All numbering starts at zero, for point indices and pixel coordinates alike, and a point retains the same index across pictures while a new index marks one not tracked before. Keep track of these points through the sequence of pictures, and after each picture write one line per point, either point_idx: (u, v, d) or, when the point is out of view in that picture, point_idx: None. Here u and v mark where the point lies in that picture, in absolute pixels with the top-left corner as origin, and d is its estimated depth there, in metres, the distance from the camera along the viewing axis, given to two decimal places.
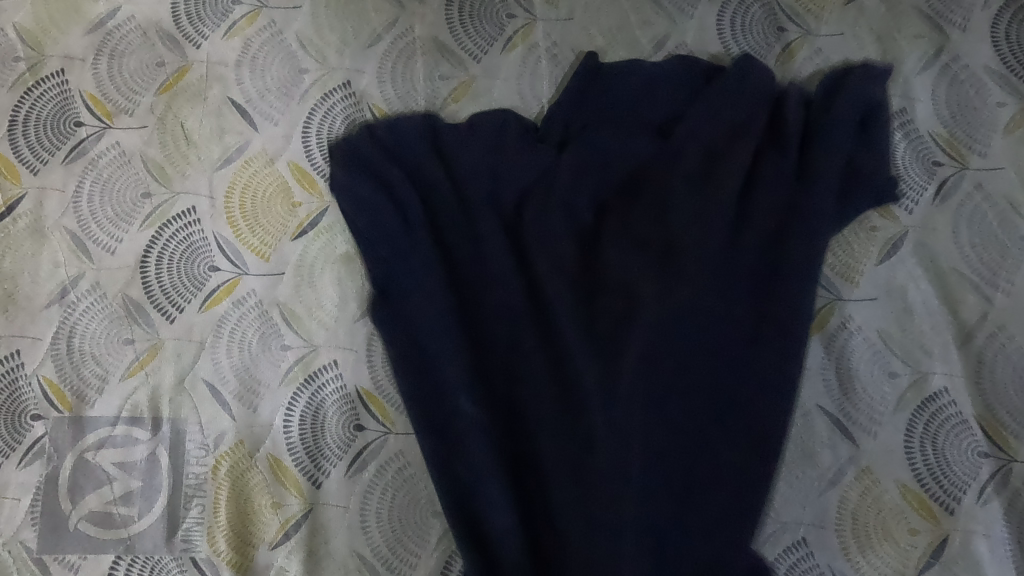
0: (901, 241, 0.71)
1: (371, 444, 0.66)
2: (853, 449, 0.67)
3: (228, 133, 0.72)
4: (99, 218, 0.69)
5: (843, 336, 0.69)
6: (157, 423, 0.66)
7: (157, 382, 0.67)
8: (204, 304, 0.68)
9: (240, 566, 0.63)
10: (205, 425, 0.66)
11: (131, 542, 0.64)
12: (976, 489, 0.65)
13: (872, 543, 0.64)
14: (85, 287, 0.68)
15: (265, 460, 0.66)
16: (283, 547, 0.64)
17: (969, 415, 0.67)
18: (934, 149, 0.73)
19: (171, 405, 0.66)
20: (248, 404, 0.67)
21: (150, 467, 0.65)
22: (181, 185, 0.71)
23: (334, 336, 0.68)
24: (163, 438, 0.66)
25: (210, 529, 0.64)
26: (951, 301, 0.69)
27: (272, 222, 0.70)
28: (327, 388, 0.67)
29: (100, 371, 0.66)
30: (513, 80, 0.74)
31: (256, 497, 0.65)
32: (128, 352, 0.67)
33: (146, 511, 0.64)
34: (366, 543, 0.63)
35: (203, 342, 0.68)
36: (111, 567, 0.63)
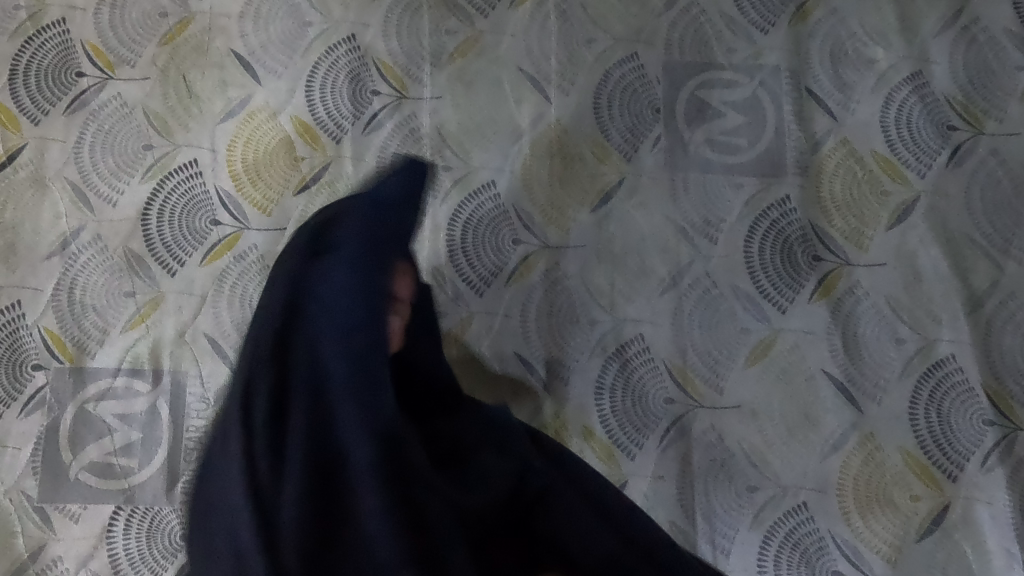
0: (911, 206, 0.70)
1: None
2: (856, 415, 0.66)
3: (231, 85, 0.71)
4: (101, 169, 0.69)
5: (851, 301, 0.68)
6: (157, 375, 0.66)
7: (158, 335, 0.66)
8: (205, 258, 0.68)
9: None
10: (206, 379, 0.66)
11: (132, 493, 0.64)
12: (980, 457, 0.64)
13: (873, 512, 0.64)
14: (86, 239, 0.68)
15: None
16: None
17: (976, 382, 0.66)
18: (950, 113, 0.71)
19: (172, 357, 0.66)
20: None
21: (150, 419, 0.65)
22: (183, 138, 0.70)
23: None
24: (162, 391, 0.66)
25: None
26: (961, 268, 0.68)
27: (275, 176, 0.69)
28: None
29: (101, 323, 0.66)
30: (522, 36, 0.72)
31: None
32: (130, 304, 0.67)
33: (146, 462, 0.64)
34: None
35: (205, 296, 0.67)
36: (113, 516, 0.63)
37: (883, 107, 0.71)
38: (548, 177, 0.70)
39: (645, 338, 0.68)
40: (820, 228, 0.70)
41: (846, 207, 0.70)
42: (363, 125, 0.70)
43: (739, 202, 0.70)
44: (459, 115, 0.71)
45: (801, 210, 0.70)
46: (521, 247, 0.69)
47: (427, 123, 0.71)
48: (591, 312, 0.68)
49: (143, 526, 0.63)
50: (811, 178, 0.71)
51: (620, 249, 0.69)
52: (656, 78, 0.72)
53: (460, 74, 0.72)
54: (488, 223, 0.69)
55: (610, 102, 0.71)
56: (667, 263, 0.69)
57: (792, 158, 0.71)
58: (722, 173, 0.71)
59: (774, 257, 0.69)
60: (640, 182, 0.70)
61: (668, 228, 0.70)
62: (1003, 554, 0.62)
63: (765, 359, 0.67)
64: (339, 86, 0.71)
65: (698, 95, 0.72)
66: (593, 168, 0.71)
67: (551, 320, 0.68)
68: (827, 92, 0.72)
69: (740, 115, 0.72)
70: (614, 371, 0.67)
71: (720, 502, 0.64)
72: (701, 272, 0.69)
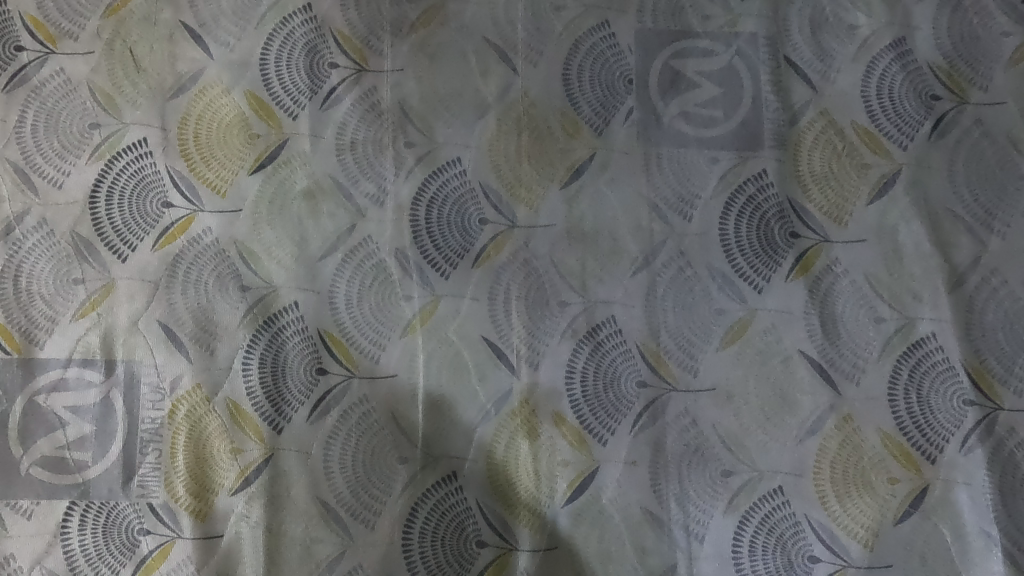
0: (893, 179, 0.67)
1: (337, 386, 0.64)
2: (834, 396, 0.64)
3: (181, 59, 0.67)
4: (45, 149, 0.65)
5: (830, 279, 0.66)
6: (109, 366, 0.63)
7: (109, 322, 0.64)
8: (157, 242, 0.65)
9: (200, 514, 0.62)
10: (161, 368, 0.64)
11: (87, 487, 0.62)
12: (960, 438, 0.63)
13: (849, 495, 0.62)
14: (31, 224, 0.64)
15: (224, 404, 0.63)
16: (243, 493, 0.62)
17: (956, 361, 0.64)
18: (933, 81, 0.68)
19: (124, 346, 0.63)
20: (206, 347, 0.64)
21: (103, 411, 0.63)
22: (131, 116, 0.66)
23: (294, 276, 0.65)
24: (114, 382, 0.63)
25: (167, 475, 0.62)
26: (944, 243, 0.66)
27: (229, 154, 0.66)
28: (287, 330, 0.64)
29: (50, 313, 0.63)
30: (488, 3, 0.69)
31: (214, 441, 0.63)
32: (78, 292, 0.64)
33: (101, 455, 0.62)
34: (330, 491, 0.62)
35: (158, 282, 0.64)
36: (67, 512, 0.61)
37: (865, 76, 0.68)
38: (516, 153, 0.67)
39: (617, 321, 0.65)
40: (799, 203, 0.67)
41: (826, 181, 0.67)
42: (321, 100, 0.67)
43: (714, 177, 0.67)
44: (423, 89, 0.68)
45: (778, 185, 0.67)
46: (488, 227, 0.66)
47: (388, 97, 0.68)
48: (562, 294, 0.66)
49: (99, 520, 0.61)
50: (790, 151, 0.68)
51: (590, 228, 0.67)
52: (628, 47, 0.69)
53: (422, 45, 0.68)
54: (453, 203, 0.67)
55: (580, 74, 0.68)
56: (639, 242, 0.67)
57: (770, 131, 0.68)
58: (697, 146, 0.68)
59: (750, 235, 0.66)
60: (611, 157, 0.68)
61: (640, 205, 0.67)
62: (982, 536, 0.61)
63: (740, 340, 0.65)
64: (294, 59, 0.67)
65: (672, 66, 0.69)
66: (563, 143, 0.68)
67: (518, 301, 0.66)
68: (806, 60, 0.69)
69: (716, 86, 0.69)
70: (586, 355, 0.65)
71: (694, 488, 0.63)
72: (675, 250, 0.66)
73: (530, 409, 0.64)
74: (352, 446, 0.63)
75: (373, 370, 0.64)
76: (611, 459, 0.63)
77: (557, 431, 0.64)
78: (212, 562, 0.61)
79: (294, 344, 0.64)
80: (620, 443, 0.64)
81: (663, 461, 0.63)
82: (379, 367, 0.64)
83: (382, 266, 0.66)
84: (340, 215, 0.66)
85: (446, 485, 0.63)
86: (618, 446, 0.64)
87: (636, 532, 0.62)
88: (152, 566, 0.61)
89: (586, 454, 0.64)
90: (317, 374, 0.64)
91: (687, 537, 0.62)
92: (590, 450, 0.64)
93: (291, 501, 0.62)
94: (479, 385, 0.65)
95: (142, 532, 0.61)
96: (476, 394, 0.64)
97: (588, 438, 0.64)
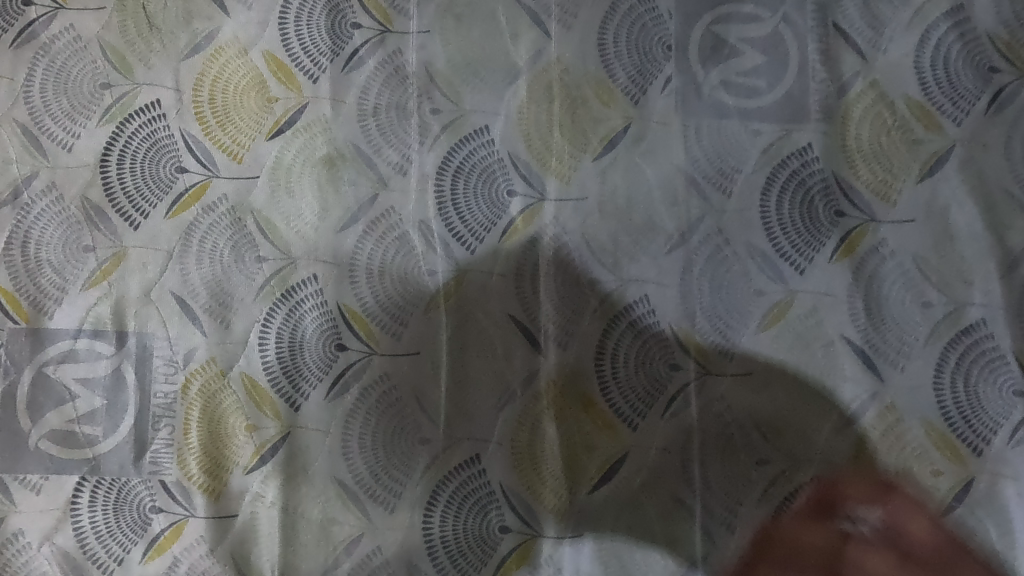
0: (945, 156, 0.63)
1: (356, 363, 0.61)
2: (876, 383, 0.61)
3: (197, 16, 0.63)
4: (53, 110, 0.62)
5: (876, 260, 0.62)
6: (121, 337, 0.61)
7: (120, 292, 0.61)
8: (171, 209, 0.62)
9: (213, 492, 0.60)
10: (174, 341, 0.61)
11: (96, 462, 0.60)
12: (1009, 430, 0.59)
13: (891, 489, 0.59)
14: (39, 188, 0.61)
15: (239, 380, 0.61)
16: (259, 472, 0.60)
17: (1008, 350, 0.60)
18: (992, 54, 0.63)
19: (136, 317, 0.61)
20: (221, 320, 0.61)
21: (113, 385, 0.60)
22: (143, 76, 0.63)
23: (313, 248, 0.62)
24: (125, 354, 0.61)
25: (179, 452, 0.60)
26: (1000, 225, 0.62)
27: (246, 119, 0.63)
28: (305, 305, 0.61)
29: (59, 281, 0.61)
30: None
31: (230, 418, 0.61)
32: (88, 261, 0.61)
33: (109, 430, 0.60)
34: (349, 471, 0.60)
35: (171, 252, 0.62)
36: (77, 488, 0.59)
37: (919, 45, 0.64)
38: (547, 121, 0.64)
39: (650, 300, 0.62)
40: (847, 178, 0.63)
41: (875, 156, 0.64)
42: (343, 63, 0.64)
43: (756, 151, 0.64)
44: (451, 52, 0.64)
45: (824, 159, 0.64)
46: (517, 199, 0.63)
47: (414, 61, 0.64)
48: (593, 271, 0.63)
49: (110, 497, 0.59)
50: (837, 124, 0.64)
51: (624, 202, 0.63)
52: (668, 11, 0.65)
53: (450, 5, 0.64)
54: (481, 174, 0.63)
55: (617, 38, 0.64)
56: (676, 218, 0.63)
57: (816, 103, 0.65)
58: (738, 118, 0.64)
59: (792, 213, 0.63)
60: (647, 128, 0.64)
61: (677, 179, 0.64)
62: None
63: (781, 323, 0.62)
64: (315, 19, 0.64)
65: (714, 31, 0.65)
66: (597, 112, 0.64)
67: (548, 280, 0.63)
68: (857, 28, 0.65)
69: (760, 54, 0.65)
70: (616, 335, 0.62)
71: (725, 474, 0.60)
72: (713, 228, 0.63)
73: (557, 391, 0.62)
74: (372, 425, 0.61)
75: (394, 348, 0.62)
76: (642, 445, 0.61)
77: (584, 415, 0.61)
78: (226, 541, 0.59)
79: (315, 318, 0.61)
80: (651, 428, 0.61)
81: (695, 448, 0.61)
82: (401, 344, 0.62)
83: (405, 239, 0.63)
84: (361, 183, 0.63)
85: (468, 468, 0.61)
86: (649, 432, 0.61)
87: (667, 522, 0.60)
88: (164, 544, 0.59)
89: (614, 439, 0.61)
90: (335, 352, 0.61)
91: (721, 527, 0.60)
92: (618, 433, 0.61)
93: (308, 482, 0.60)
94: (504, 366, 0.62)
95: (154, 510, 0.59)
96: (501, 374, 0.62)
97: (617, 421, 0.61)
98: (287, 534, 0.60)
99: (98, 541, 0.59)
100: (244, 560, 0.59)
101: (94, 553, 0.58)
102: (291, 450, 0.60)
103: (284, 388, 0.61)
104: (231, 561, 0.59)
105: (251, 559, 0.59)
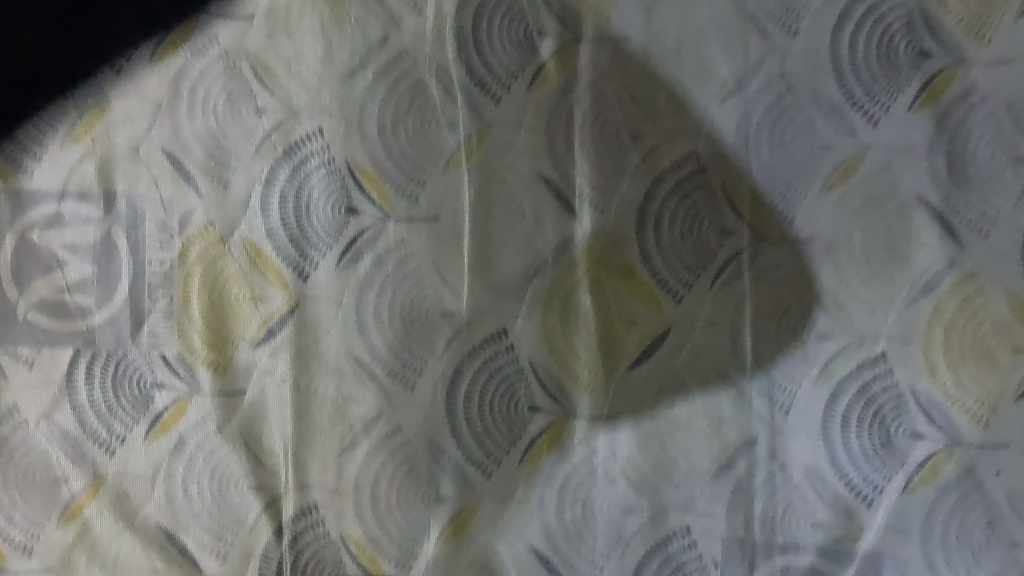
0: None
1: (368, 228, 0.55)
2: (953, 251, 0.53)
3: None
4: None
5: (962, 110, 0.53)
6: (108, 200, 0.55)
7: (104, 149, 0.55)
8: (155, 53, 0.54)
9: (219, 367, 0.55)
10: (167, 204, 0.55)
11: (90, 335, 0.55)
12: None
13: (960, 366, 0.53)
14: None
15: (242, 246, 0.55)
16: (267, 345, 0.55)
17: None
18: None
19: (124, 177, 0.55)
20: (218, 181, 0.55)
21: (103, 253, 0.55)
22: None
23: (318, 99, 0.55)
24: (115, 220, 0.55)
25: (180, 325, 0.55)
26: None
27: None
28: (311, 163, 0.55)
29: (37, 137, 0.55)
30: None
31: (232, 288, 0.55)
32: (68, 113, 0.55)
33: (103, 302, 0.55)
34: (364, 345, 0.55)
35: (158, 104, 0.55)
36: (73, 362, 0.55)
37: None
38: None
39: (701, 158, 0.55)
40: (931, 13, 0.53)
41: None
42: None
43: None
44: None
45: None
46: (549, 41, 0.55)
47: None
48: (636, 124, 0.55)
49: (108, 373, 0.55)
50: None
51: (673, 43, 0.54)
52: None
53: None
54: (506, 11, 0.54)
55: None
56: (732, 62, 0.54)
57: None
58: None
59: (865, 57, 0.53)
60: None
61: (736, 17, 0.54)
62: None
63: (849, 183, 0.54)
64: None
65: None
66: None
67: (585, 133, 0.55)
68: None
69: None
70: (662, 198, 0.55)
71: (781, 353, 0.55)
72: (774, 72, 0.54)
73: (594, 260, 0.55)
74: (388, 297, 0.55)
75: (411, 212, 0.55)
76: (688, 319, 0.55)
77: (623, 286, 0.55)
78: (235, 419, 0.56)
79: (323, 179, 0.55)
80: (698, 300, 0.55)
81: (747, 323, 0.55)
82: (419, 208, 0.55)
83: (421, 87, 0.55)
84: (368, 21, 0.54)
85: (494, 343, 0.56)
86: (695, 304, 0.55)
87: (711, 400, 0.55)
88: (168, 423, 0.55)
89: (656, 312, 0.55)
90: (346, 216, 0.55)
91: (770, 406, 0.55)
92: (660, 305, 0.55)
93: (320, 358, 0.55)
94: (533, 232, 0.55)
95: (155, 385, 0.55)
96: (530, 240, 0.55)
97: (660, 293, 0.55)
98: (299, 411, 0.55)
99: (99, 419, 0.55)
100: (254, 439, 0.56)
101: (96, 431, 0.55)
102: (302, 322, 0.55)
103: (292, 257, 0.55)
104: (241, 439, 0.56)
105: (260, 438, 0.56)
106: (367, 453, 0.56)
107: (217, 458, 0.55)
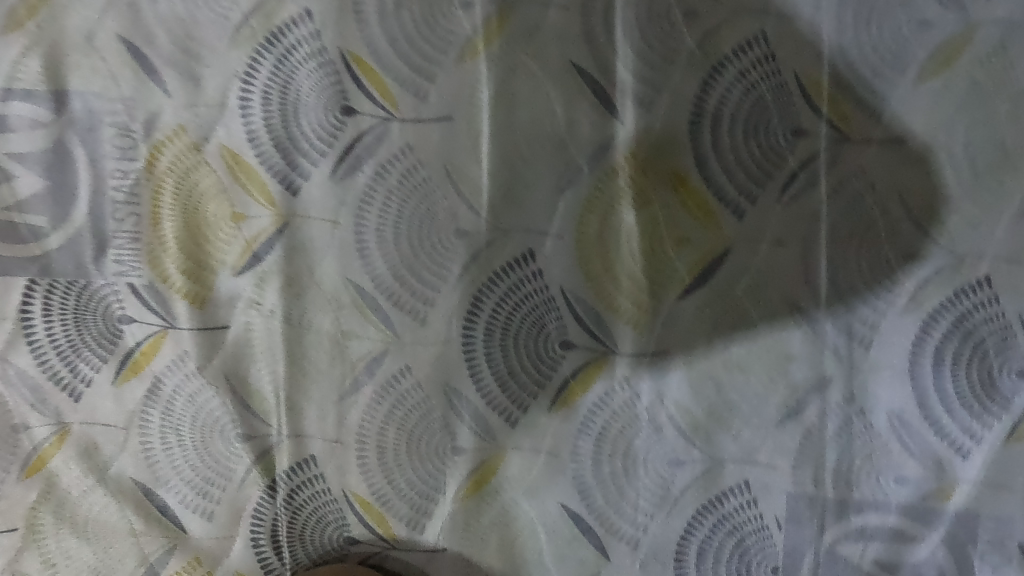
0: None
1: (368, 132, 0.46)
2: None
3: None
4: None
5: None
6: (60, 100, 0.46)
7: (51, 38, 0.45)
8: None
9: (197, 298, 0.47)
10: (129, 105, 0.46)
11: (48, 261, 0.47)
12: None
13: None
14: None
15: (219, 156, 0.47)
16: (251, 273, 0.47)
17: None
18: None
19: (77, 72, 0.46)
20: (188, 76, 0.46)
21: (58, 164, 0.47)
22: None
23: None
24: (69, 124, 0.46)
25: (150, 249, 0.47)
26: None
27: None
28: (297, 52, 0.45)
29: None
30: None
31: (209, 207, 0.47)
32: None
33: (59, 222, 0.47)
34: (365, 271, 0.47)
35: None
36: (28, 293, 0.47)
37: None
38: None
39: (770, 41, 0.44)
40: None
41: None
42: None
43: None
44: None
45: None
46: None
47: None
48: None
49: (69, 306, 0.48)
50: None
51: None
52: None
53: None
54: None
55: None
56: None
57: None
58: None
59: None
60: None
61: None
62: None
63: (952, 71, 0.42)
64: None
65: None
66: None
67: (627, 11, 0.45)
68: None
69: None
70: (721, 91, 0.45)
71: (865, 280, 0.45)
72: None
73: (639, 169, 0.46)
74: (392, 215, 0.47)
75: (419, 111, 0.46)
76: (751, 237, 0.46)
77: (674, 198, 0.46)
78: (217, 359, 0.48)
79: (312, 73, 0.46)
80: (764, 215, 0.46)
81: (823, 244, 0.45)
82: (429, 106, 0.46)
83: None
84: None
85: (520, 268, 0.47)
86: (760, 220, 0.46)
87: (777, 336, 0.46)
88: (139, 364, 0.48)
89: (713, 230, 0.46)
90: (343, 117, 0.46)
91: (850, 341, 0.46)
92: (718, 222, 0.46)
93: (315, 287, 0.47)
94: (565, 135, 0.46)
95: (124, 320, 0.48)
96: (562, 144, 0.46)
97: (718, 208, 0.46)
98: (290, 350, 0.48)
99: (61, 359, 0.48)
100: (240, 381, 0.48)
101: (59, 373, 0.48)
102: (293, 245, 0.47)
103: (279, 167, 0.47)
104: (225, 382, 0.48)
105: (247, 380, 0.48)
106: (371, 398, 0.48)
107: (197, 405, 0.48)
